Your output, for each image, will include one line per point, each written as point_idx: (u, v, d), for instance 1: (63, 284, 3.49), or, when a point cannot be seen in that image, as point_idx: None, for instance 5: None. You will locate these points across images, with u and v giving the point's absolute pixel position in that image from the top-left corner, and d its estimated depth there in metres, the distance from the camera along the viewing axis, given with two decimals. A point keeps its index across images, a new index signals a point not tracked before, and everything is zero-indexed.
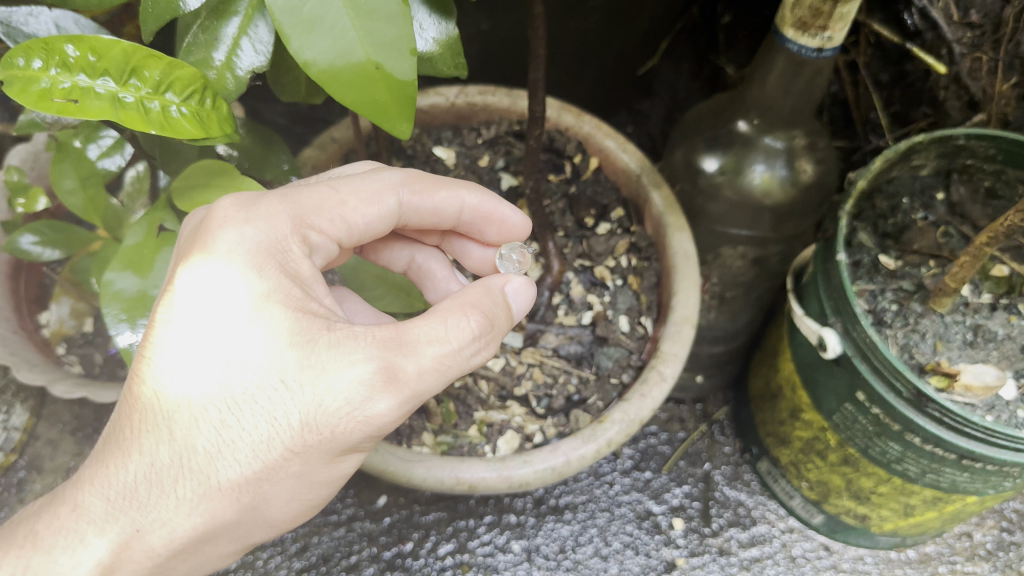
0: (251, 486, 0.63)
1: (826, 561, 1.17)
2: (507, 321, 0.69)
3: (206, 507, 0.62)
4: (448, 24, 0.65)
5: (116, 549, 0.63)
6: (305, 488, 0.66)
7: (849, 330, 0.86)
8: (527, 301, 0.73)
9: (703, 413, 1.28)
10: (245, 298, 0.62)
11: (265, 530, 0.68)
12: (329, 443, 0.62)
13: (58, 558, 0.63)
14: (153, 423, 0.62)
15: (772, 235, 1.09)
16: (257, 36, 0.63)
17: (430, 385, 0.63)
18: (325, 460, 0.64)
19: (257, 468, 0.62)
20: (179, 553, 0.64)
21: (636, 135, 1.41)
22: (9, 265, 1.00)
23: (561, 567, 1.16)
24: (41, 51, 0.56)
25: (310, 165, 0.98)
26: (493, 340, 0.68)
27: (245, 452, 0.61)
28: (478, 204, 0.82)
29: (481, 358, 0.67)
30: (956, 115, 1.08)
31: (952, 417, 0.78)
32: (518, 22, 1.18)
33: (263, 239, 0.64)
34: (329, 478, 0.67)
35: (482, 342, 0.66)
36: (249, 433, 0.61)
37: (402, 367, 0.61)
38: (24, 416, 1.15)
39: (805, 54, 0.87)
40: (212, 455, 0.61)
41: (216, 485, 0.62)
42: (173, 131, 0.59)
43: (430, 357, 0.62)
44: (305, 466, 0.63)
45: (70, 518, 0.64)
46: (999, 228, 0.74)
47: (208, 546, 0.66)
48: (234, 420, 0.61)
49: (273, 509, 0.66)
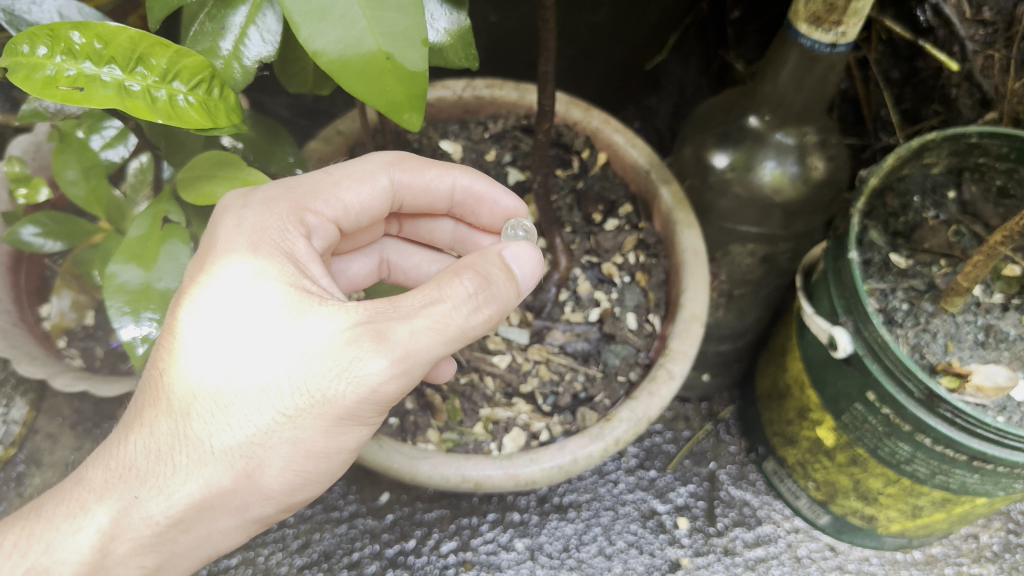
0: (247, 455, 0.61)
1: (831, 561, 1.16)
2: (512, 288, 0.64)
3: (201, 474, 0.61)
4: (459, 14, 0.64)
5: (115, 516, 0.62)
6: (303, 459, 0.63)
7: (860, 329, 0.85)
8: (535, 265, 0.67)
9: (709, 411, 1.27)
10: (240, 275, 0.62)
11: (267, 508, 0.65)
12: (327, 410, 0.60)
13: (59, 526, 0.63)
14: (155, 397, 0.62)
15: (782, 233, 1.08)
16: (265, 25, 0.62)
17: (429, 347, 0.59)
18: (321, 430, 0.61)
19: (250, 434, 0.60)
20: (177, 525, 0.62)
21: (643, 131, 1.39)
22: (9, 256, 0.98)
23: (564, 565, 1.15)
24: (46, 38, 0.55)
25: (316, 158, 0.96)
26: (497, 303, 0.62)
27: (243, 421, 0.60)
28: (469, 183, 0.81)
29: (487, 321, 0.62)
30: (968, 113, 1.06)
31: (964, 418, 0.77)
32: (527, 14, 1.17)
33: (259, 222, 0.65)
34: (329, 453, 0.64)
35: (483, 302, 0.61)
36: (243, 400, 0.60)
37: (391, 327, 0.59)
38: (24, 410, 1.15)
39: (819, 50, 0.86)
40: (207, 422, 0.61)
41: (213, 453, 0.61)
42: (180, 121, 0.57)
43: (423, 319, 0.59)
44: (300, 433, 0.61)
45: (71, 490, 0.64)
46: (1014, 228, 0.72)
47: (206, 523, 0.63)
48: (232, 391, 0.60)
49: (274, 485, 0.63)
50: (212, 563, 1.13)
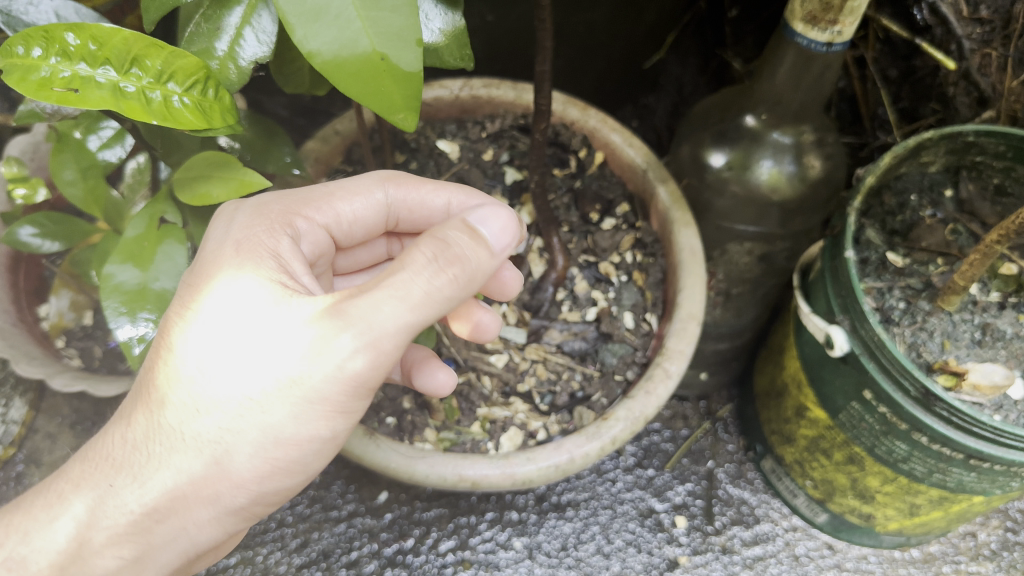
0: (216, 443, 0.61)
1: (829, 560, 1.16)
2: (479, 249, 0.61)
3: (172, 463, 0.62)
4: (454, 15, 0.64)
5: (92, 506, 0.63)
6: (274, 448, 0.62)
7: (857, 328, 0.85)
8: (506, 229, 0.65)
9: (707, 410, 1.27)
10: (219, 269, 0.63)
11: (242, 500, 0.65)
12: (295, 392, 0.59)
13: (39, 516, 0.64)
14: (136, 390, 0.64)
15: (779, 232, 1.08)
16: (260, 26, 0.62)
17: (391, 320, 0.57)
18: (289, 418, 0.60)
19: (218, 422, 0.60)
20: (151, 514, 0.63)
21: (641, 130, 1.40)
22: (9, 257, 0.99)
23: (562, 564, 1.15)
24: (41, 39, 0.56)
25: (313, 158, 0.97)
26: (464, 265, 0.59)
27: (212, 407, 0.60)
28: (465, 200, 0.79)
29: (455, 285, 0.59)
30: (966, 112, 1.06)
31: (961, 416, 0.77)
32: (524, 14, 1.17)
33: (245, 221, 0.67)
34: (302, 442, 0.63)
35: (444, 265, 0.58)
36: (213, 389, 0.60)
37: (351, 305, 0.58)
38: (23, 409, 1.16)
39: (815, 49, 0.86)
40: (179, 411, 0.61)
41: (184, 440, 0.61)
42: (174, 121, 0.57)
43: (381, 292, 0.57)
44: (268, 421, 0.60)
45: (53, 483, 0.66)
46: (1010, 225, 0.72)
47: (180, 514, 0.63)
48: (203, 379, 0.60)
49: (244, 474, 0.62)
50: (211, 563, 1.13)
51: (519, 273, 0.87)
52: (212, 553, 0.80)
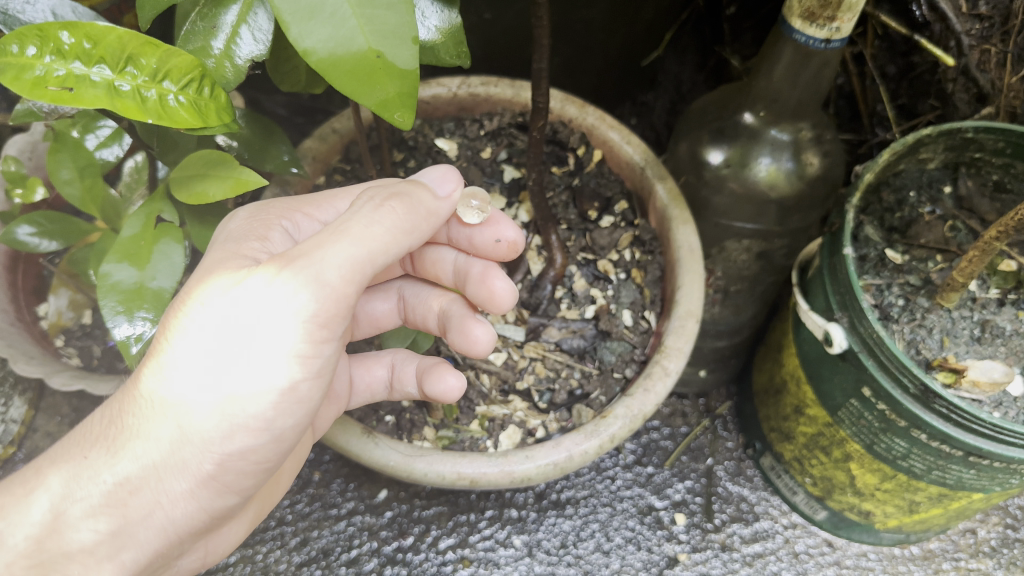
0: (181, 403, 0.60)
1: (829, 557, 1.16)
2: (421, 189, 0.66)
3: (141, 426, 0.61)
4: (450, 13, 0.64)
5: (67, 481, 0.62)
6: (238, 404, 0.61)
7: (855, 325, 0.85)
8: (447, 173, 0.69)
9: (706, 407, 1.28)
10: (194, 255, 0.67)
11: (212, 465, 0.63)
12: (199, 301, 0.61)
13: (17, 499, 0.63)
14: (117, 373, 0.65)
15: (777, 229, 1.07)
16: (257, 23, 0.60)
17: (334, 251, 0.60)
18: (253, 369, 0.60)
19: (183, 382, 0.60)
20: (124, 484, 0.62)
21: (640, 127, 1.40)
22: (8, 257, 0.99)
23: (562, 561, 1.15)
24: (35, 38, 0.55)
25: (311, 156, 0.97)
26: (404, 201, 0.64)
27: (173, 363, 0.61)
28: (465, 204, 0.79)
29: (396, 215, 0.63)
30: (964, 108, 1.06)
31: (960, 413, 0.77)
32: (521, 12, 1.17)
33: (233, 215, 0.70)
34: (266, 398, 0.62)
35: (383, 200, 0.63)
36: (177, 352, 0.61)
37: (297, 249, 0.61)
38: (23, 409, 1.16)
39: (813, 45, 0.86)
40: (147, 378, 0.61)
41: (151, 401, 0.61)
42: (171, 121, 0.58)
43: (324, 231, 0.61)
44: (230, 375, 0.60)
45: (30, 467, 0.65)
46: (1010, 222, 0.72)
47: (152, 484, 0.62)
48: (165, 340, 0.62)
49: (211, 434, 0.61)
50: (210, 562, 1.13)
51: (514, 286, 0.81)
52: (201, 552, 0.79)
